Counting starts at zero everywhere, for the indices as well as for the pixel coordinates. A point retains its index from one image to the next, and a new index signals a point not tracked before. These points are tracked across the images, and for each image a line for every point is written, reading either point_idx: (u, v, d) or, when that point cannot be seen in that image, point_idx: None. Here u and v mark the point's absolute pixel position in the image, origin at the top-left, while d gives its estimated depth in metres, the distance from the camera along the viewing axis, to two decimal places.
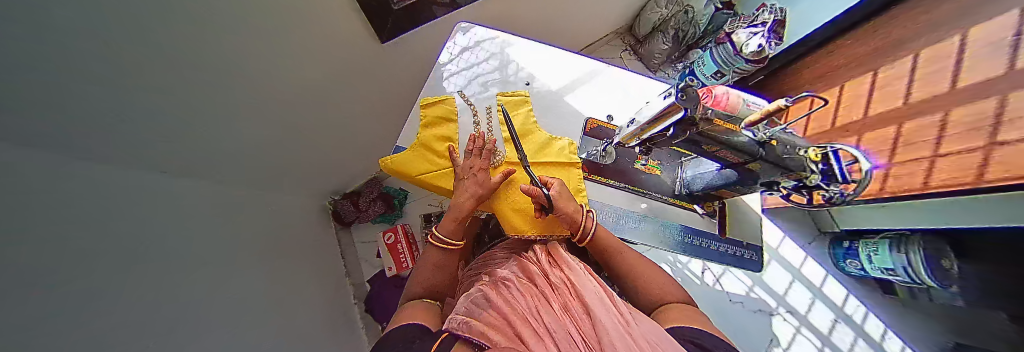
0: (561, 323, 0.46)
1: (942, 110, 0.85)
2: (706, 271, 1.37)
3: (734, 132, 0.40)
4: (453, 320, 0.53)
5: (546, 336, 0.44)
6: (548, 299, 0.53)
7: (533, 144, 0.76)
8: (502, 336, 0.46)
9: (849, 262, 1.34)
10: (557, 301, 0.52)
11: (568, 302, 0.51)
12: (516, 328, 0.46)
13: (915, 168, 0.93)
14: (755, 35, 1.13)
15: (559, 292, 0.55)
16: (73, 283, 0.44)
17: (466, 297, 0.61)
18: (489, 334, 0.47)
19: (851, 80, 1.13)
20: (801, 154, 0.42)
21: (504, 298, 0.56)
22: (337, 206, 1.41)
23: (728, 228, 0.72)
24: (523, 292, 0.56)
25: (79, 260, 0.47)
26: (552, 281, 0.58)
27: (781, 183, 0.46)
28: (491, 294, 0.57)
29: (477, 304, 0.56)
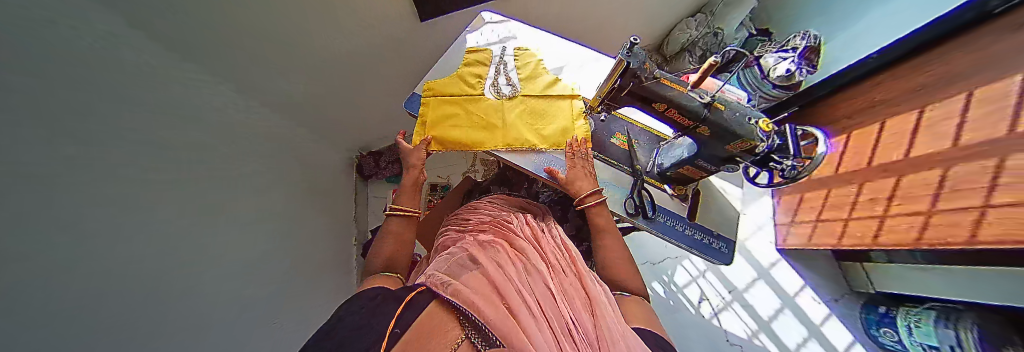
0: (556, 307, 0.43)
1: (999, 154, 0.73)
2: (703, 302, 1.29)
3: (682, 94, 0.45)
4: (433, 277, 0.46)
5: (541, 317, 0.40)
6: (543, 280, 0.48)
7: (543, 82, 0.76)
8: (495, 302, 0.40)
9: (884, 332, 1.14)
10: (555, 286, 0.48)
11: (567, 289, 0.49)
12: (509, 298, 0.41)
13: (959, 219, 0.81)
14: (784, 60, 1.13)
15: (559, 276, 0.52)
16: (193, 146, 0.62)
17: (447, 258, 0.55)
18: (478, 303, 0.39)
19: (894, 116, 1.05)
20: (750, 123, 0.44)
21: (493, 262, 0.51)
22: (359, 160, 1.43)
23: (697, 213, 0.63)
24: (521, 266, 0.51)
25: (204, 140, 0.65)
26: (548, 263, 0.55)
27: (738, 157, 0.48)
28: (479, 258, 0.52)
29: (462, 265, 0.51)
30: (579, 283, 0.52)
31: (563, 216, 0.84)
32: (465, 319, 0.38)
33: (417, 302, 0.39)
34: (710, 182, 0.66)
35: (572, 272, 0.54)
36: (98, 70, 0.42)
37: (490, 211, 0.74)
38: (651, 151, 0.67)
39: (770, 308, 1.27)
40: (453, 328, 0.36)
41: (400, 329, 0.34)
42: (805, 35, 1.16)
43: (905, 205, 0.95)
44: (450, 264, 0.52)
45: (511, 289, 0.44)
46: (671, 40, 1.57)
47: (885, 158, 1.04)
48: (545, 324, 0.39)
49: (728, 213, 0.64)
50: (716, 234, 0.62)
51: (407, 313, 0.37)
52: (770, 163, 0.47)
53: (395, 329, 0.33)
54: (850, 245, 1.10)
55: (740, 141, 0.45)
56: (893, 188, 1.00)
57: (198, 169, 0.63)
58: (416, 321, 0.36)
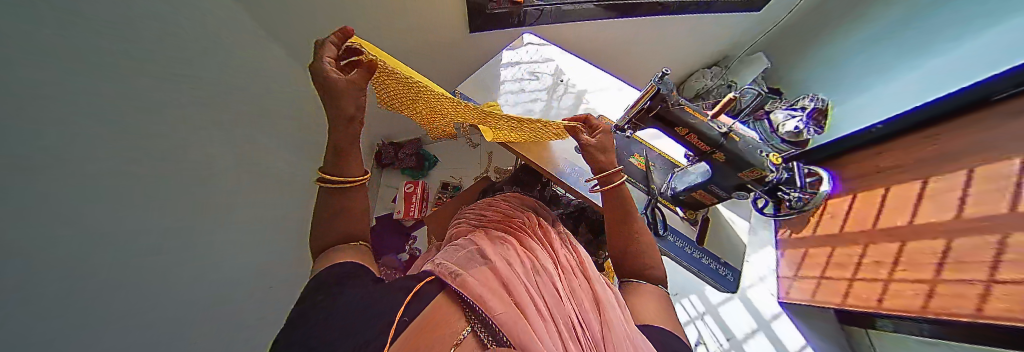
0: (562, 306, 0.41)
1: (998, 230, 0.76)
2: (698, 344, 1.26)
3: (702, 121, 0.50)
4: (441, 267, 0.46)
5: (547, 316, 0.39)
6: (549, 277, 0.47)
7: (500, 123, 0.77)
8: (500, 296, 0.40)
9: None
10: (560, 283, 0.47)
11: (571, 285, 0.47)
12: (515, 294, 0.41)
13: (964, 291, 0.81)
14: (793, 117, 1.21)
15: (564, 272, 0.50)
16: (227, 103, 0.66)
17: (456, 249, 0.55)
18: (486, 299, 0.38)
19: (898, 185, 1.10)
20: (763, 155, 0.50)
21: (501, 258, 0.50)
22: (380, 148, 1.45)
23: (706, 238, 0.66)
24: (527, 263, 0.50)
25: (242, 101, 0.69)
26: (555, 261, 0.53)
27: (749, 186, 0.53)
28: (487, 252, 0.52)
29: (471, 258, 0.50)
30: (585, 281, 0.49)
31: (574, 227, 0.87)
32: (471, 312, 0.37)
33: (428, 293, 0.39)
34: (719, 212, 0.71)
35: (578, 271, 0.52)
36: (136, 14, 0.46)
37: (500, 209, 0.74)
38: (666, 176, 0.71)
39: None
40: (457, 320, 0.36)
41: (408, 317, 0.35)
42: (814, 97, 1.26)
43: (911, 271, 0.96)
44: (458, 256, 0.51)
45: (517, 284, 0.43)
46: (687, 86, 1.72)
47: (890, 222, 1.07)
48: (551, 323, 0.38)
49: (735, 244, 0.67)
50: (723, 262, 0.65)
51: (417, 302, 0.37)
52: (777, 193, 0.52)
53: (403, 318, 0.34)
54: (853, 306, 1.08)
55: (751, 170, 0.50)
56: (897, 254, 1.01)
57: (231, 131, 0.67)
58: (423, 312, 0.37)
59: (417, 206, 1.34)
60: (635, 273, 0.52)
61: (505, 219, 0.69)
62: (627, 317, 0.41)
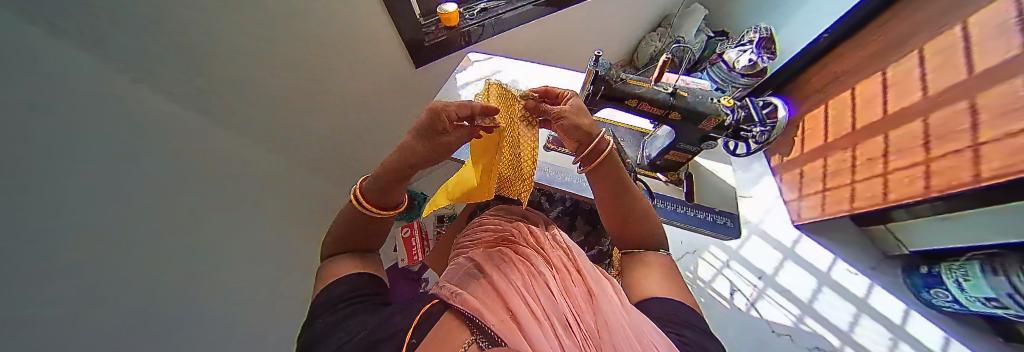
0: (556, 305, 0.41)
1: (968, 97, 0.78)
2: (735, 294, 1.24)
3: (647, 89, 0.52)
4: (444, 288, 0.47)
5: (543, 318, 0.38)
6: (544, 282, 0.46)
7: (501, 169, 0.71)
8: (496, 310, 0.40)
9: (935, 294, 1.09)
10: (554, 284, 0.46)
11: (566, 284, 0.46)
12: (511, 304, 0.41)
13: (958, 161, 0.82)
14: (745, 52, 1.23)
15: (560, 273, 0.49)
16: None
17: (458, 269, 0.56)
18: (483, 312, 0.39)
19: (860, 81, 1.11)
20: (714, 102, 0.51)
21: (496, 271, 0.50)
22: None
23: (696, 193, 0.67)
24: (521, 270, 0.50)
25: None
26: (549, 263, 0.53)
27: (713, 134, 0.54)
28: (485, 266, 0.53)
29: (470, 276, 0.51)
30: (579, 276, 0.48)
31: (569, 223, 0.87)
32: (472, 324, 0.38)
33: (435, 313, 0.41)
34: (698, 164, 0.72)
35: (571, 268, 0.51)
36: (83, 171, 0.45)
37: (491, 222, 0.74)
38: (638, 146, 0.73)
39: (807, 289, 1.23)
40: (460, 334, 0.37)
41: (417, 339, 0.37)
42: (757, 28, 1.24)
43: (903, 158, 0.97)
44: (460, 275, 0.53)
45: (513, 294, 0.43)
46: (640, 53, 1.74)
47: (867, 118, 1.08)
48: (547, 324, 0.37)
49: (724, 191, 0.68)
50: (718, 210, 0.65)
51: (424, 325, 0.39)
52: (741, 133, 0.52)
53: (411, 339, 0.37)
54: (864, 207, 1.10)
55: (708, 120, 0.51)
56: (885, 146, 1.02)
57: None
58: (428, 333, 0.38)
59: (420, 249, 1.31)
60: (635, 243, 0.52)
61: (496, 232, 0.69)
62: (625, 303, 0.40)
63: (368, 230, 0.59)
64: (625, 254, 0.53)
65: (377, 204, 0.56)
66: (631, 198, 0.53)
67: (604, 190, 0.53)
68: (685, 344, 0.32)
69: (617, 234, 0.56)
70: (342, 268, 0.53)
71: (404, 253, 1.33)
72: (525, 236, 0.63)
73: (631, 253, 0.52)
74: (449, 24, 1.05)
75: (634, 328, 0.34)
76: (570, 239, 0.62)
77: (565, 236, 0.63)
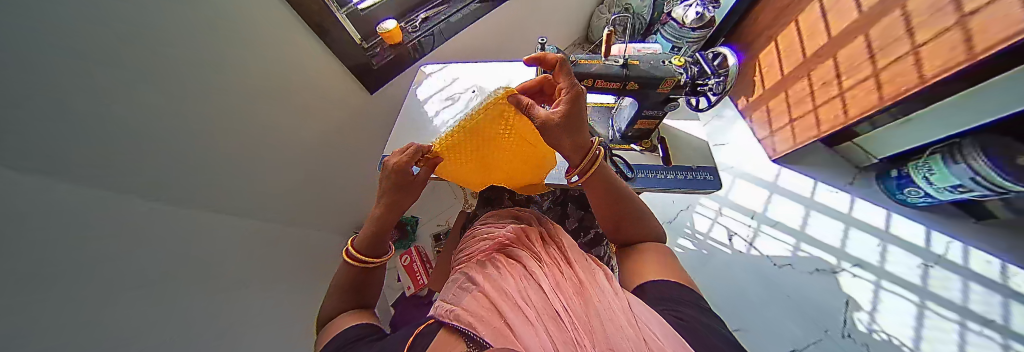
0: (548, 301, 0.39)
1: (897, 6, 0.83)
2: (734, 239, 1.28)
3: (601, 65, 0.51)
4: (440, 307, 0.45)
5: (534, 315, 0.37)
6: (536, 282, 0.45)
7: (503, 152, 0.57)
8: (491, 319, 0.38)
9: (909, 193, 1.17)
10: (545, 281, 0.45)
11: (559, 279, 0.45)
12: (502, 309, 0.39)
13: (904, 66, 0.87)
14: (691, 7, 1.24)
15: (552, 269, 0.49)
16: (211, 291, 0.61)
17: (455, 284, 0.54)
18: (478, 326, 0.37)
19: (801, 10, 1.14)
20: (666, 65, 0.51)
21: (490, 278, 0.49)
22: None
23: (673, 154, 0.67)
24: (512, 274, 0.48)
25: (220, 280, 0.64)
26: (539, 262, 0.51)
27: (674, 96, 0.54)
28: (477, 276, 0.50)
29: (463, 289, 0.49)
30: (570, 269, 0.48)
31: (561, 213, 0.86)
32: (469, 338, 0.36)
33: (431, 332, 0.40)
34: (667, 126, 0.73)
35: (562, 262, 0.50)
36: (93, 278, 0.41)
37: (483, 230, 0.73)
38: (607, 121, 0.73)
39: (796, 217, 1.28)
40: (456, 347, 0.35)
41: None
42: None
43: (855, 73, 1.01)
44: (455, 290, 0.51)
45: (507, 300, 0.42)
46: (593, 28, 1.73)
47: (814, 45, 1.12)
48: (540, 321, 0.36)
49: (700, 146, 0.69)
50: (697, 167, 0.66)
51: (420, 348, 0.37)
52: (699, 88, 0.52)
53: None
54: (830, 129, 1.14)
55: (665, 82, 0.51)
56: (835, 67, 1.07)
57: (236, 312, 0.65)
58: (427, 349, 0.37)
59: (424, 272, 1.29)
60: (629, 240, 0.52)
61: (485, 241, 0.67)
62: (619, 290, 0.39)
63: (366, 279, 0.54)
64: (622, 248, 0.53)
65: (371, 254, 0.54)
66: (624, 201, 0.51)
67: (598, 201, 0.52)
68: (681, 321, 0.32)
69: (607, 228, 0.55)
70: (337, 322, 0.48)
71: (410, 281, 1.29)
72: (513, 240, 0.61)
73: (624, 249, 0.53)
74: (393, 41, 1.02)
75: (627, 313, 0.33)
76: (559, 233, 0.62)
77: (553, 232, 0.62)
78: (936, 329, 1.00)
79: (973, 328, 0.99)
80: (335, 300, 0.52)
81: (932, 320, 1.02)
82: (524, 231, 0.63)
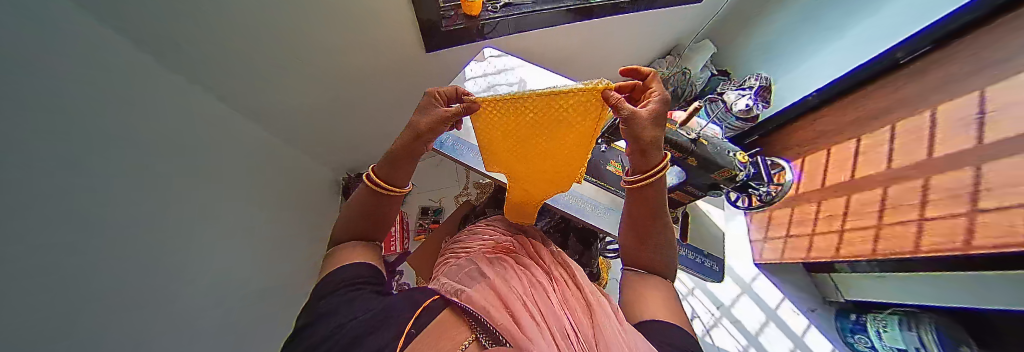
0: (556, 314, 0.39)
1: (922, 176, 0.89)
2: (694, 319, 1.34)
3: (671, 129, 0.52)
4: (445, 286, 0.45)
5: (543, 322, 0.37)
6: (546, 292, 0.45)
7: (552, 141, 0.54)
8: (500, 310, 0.38)
9: (858, 339, 1.25)
10: (553, 295, 0.45)
11: (566, 298, 0.45)
12: (512, 306, 0.39)
13: (904, 231, 0.93)
14: (744, 96, 1.30)
15: (560, 286, 0.49)
16: None
17: (458, 270, 0.54)
18: (487, 312, 0.37)
19: (838, 143, 1.22)
20: (729, 155, 0.52)
21: (499, 275, 0.49)
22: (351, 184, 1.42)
23: (689, 233, 0.69)
24: (522, 278, 0.48)
25: None
26: (550, 275, 0.52)
27: (722, 186, 0.56)
28: (487, 269, 0.50)
29: (470, 277, 0.49)
30: (577, 292, 0.48)
31: (562, 241, 0.86)
32: (475, 322, 0.36)
33: (435, 308, 0.39)
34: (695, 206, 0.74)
35: (570, 283, 0.51)
36: None
37: (491, 230, 0.72)
38: None
39: (756, 322, 1.35)
40: (461, 331, 0.35)
41: (417, 330, 0.35)
42: (758, 76, 1.32)
43: (860, 218, 1.07)
44: (459, 275, 0.51)
45: (515, 299, 0.42)
46: None
47: (836, 178, 1.19)
48: (547, 329, 0.36)
49: (716, 236, 0.71)
50: (710, 254, 0.68)
51: (425, 317, 0.37)
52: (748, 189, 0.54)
53: (412, 329, 0.35)
54: (818, 257, 1.21)
55: (722, 171, 0.52)
56: (846, 205, 1.13)
57: None
58: (431, 323, 0.37)
59: (399, 240, 1.26)
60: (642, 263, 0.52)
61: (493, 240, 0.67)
62: (624, 320, 0.40)
63: (384, 209, 0.54)
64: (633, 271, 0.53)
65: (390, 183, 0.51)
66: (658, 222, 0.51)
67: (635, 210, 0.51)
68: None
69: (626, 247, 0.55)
70: (344, 253, 0.49)
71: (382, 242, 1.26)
72: (523, 250, 0.62)
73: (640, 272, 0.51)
74: (471, 13, 0.99)
75: (631, 344, 0.33)
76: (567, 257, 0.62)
77: (563, 253, 0.63)
78: None
79: None
80: (350, 230, 0.53)
81: None
82: (536, 245, 0.64)
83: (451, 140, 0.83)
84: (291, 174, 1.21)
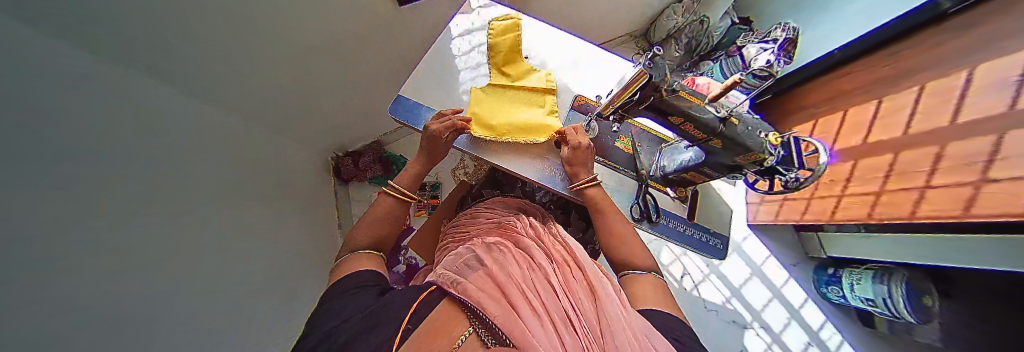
0: (556, 300, 0.37)
1: (939, 143, 0.85)
2: (684, 276, 1.44)
3: (697, 107, 0.44)
4: (441, 276, 0.43)
5: (542, 309, 0.34)
6: (545, 275, 0.42)
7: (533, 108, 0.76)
8: (498, 297, 0.35)
9: (831, 289, 1.36)
10: (553, 278, 0.42)
11: (566, 280, 0.42)
12: (510, 293, 0.37)
13: (904, 198, 0.93)
14: (766, 50, 1.18)
15: (560, 268, 0.46)
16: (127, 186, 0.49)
17: (455, 258, 0.51)
18: (484, 299, 0.34)
19: (855, 105, 1.16)
20: (761, 137, 0.46)
21: (497, 261, 0.46)
22: (338, 163, 1.46)
23: (695, 213, 0.69)
24: (520, 262, 0.45)
25: None
26: (547, 256, 0.49)
27: (744, 168, 0.52)
28: (483, 256, 0.47)
29: (468, 265, 0.46)
30: (578, 271, 0.45)
31: (564, 217, 0.84)
32: (472, 312, 0.34)
33: (432, 301, 0.38)
34: (707, 186, 0.72)
35: (570, 262, 0.47)
36: None
37: (490, 215, 0.69)
38: (654, 155, 0.70)
39: (741, 277, 1.45)
40: (457, 322, 0.33)
41: (413, 326, 0.34)
42: (785, 26, 1.17)
43: (862, 184, 1.07)
44: (457, 263, 0.48)
45: (514, 283, 0.39)
46: (659, 26, 1.57)
47: (847, 143, 1.16)
48: (548, 316, 0.33)
49: (722, 213, 0.71)
50: (713, 232, 0.69)
51: (422, 311, 0.36)
52: (773, 173, 0.50)
53: (407, 326, 0.33)
54: (812, 220, 1.24)
55: (750, 155, 0.48)
56: (852, 170, 1.12)
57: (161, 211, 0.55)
58: (425, 319, 0.35)
59: None
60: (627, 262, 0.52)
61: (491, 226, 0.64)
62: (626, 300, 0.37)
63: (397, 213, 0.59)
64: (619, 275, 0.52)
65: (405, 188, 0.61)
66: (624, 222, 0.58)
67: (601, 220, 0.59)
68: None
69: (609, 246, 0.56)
70: (350, 261, 0.48)
71: None
72: (521, 231, 0.59)
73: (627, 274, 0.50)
74: None
75: (636, 332, 0.30)
76: (567, 236, 0.59)
77: (563, 234, 0.59)
78: None
79: None
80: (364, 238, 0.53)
81: None
82: (533, 226, 0.60)
83: (441, 119, 0.74)
84: (280, 158, 1.13)
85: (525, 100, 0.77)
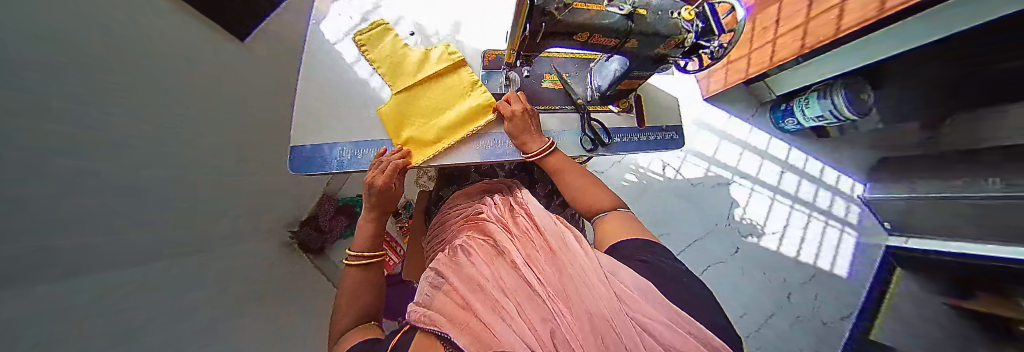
0: (526, 281, 0.36)
1: None
2: (666, 169, 1.49)
3: (600, 14, 0.39)
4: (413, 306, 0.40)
5: (511, 299, 0.33)
6: (512, 259, 0.41)
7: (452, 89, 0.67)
8: (468, 310, 0.34)
9: (787, 121, 1.47)
10: (520, 257, 0.40)
11: (533, 253, 0.40)
12: (479, 298, 0.35)
13: (826, 17, 0.94)
14: None
15: (526, 241, 0.44)
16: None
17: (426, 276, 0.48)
18: (453, 321, 0.32)
19: None
20: (673, 18, 0.42)
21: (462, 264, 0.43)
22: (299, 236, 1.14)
23: (646, 116, 0.68)
24: (484, 256, 0.43)
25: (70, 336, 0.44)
26: (510, 235, 0.47)
27: (671, 54, 0.49)
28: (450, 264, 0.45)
29: (437, 282, 0.43)
30: (542, 237, 0.43)
31: (530, 177, 0.83)
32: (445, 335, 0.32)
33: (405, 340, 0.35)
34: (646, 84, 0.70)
35: (534, 230, 0.46)
36: None
37: (454, 214, 0.65)
38: (584, 78, 0.68)
39: (712, 146, 1.54)
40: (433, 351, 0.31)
41: None
42: None
43: (789, 18, 1.07)
44: (427, 282, 0.46)
45: (483, 283, 0.37)
46: None
47: None
48: (518, 305, 0.32)
49: (669, 104, 0.70)
50: (665, 127, 0.69)
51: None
52: (698, 49, 0.47)
53: None
54: (755, 72, 1.27)
55: (668, 41, 0.44)
56: (777, 8, 1.12)
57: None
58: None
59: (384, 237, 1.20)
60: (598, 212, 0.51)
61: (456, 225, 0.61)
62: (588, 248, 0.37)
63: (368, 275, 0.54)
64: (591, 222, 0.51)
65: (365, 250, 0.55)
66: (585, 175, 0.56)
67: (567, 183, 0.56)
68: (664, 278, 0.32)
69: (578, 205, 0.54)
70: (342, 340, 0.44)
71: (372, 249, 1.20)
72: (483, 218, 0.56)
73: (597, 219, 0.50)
74: None
75: (607, 287, 0.30)
76: (529, 200, 0.57)
77: (525, 200, 0.57)
78: (779, 214, 1.48)
79: (797, 208, 1.48)
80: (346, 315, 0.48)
81: (778, 208, 1.48)
82: (494, 206, 0.58)
83: (350, 151, 0.65)
84: None
85: (441, 91, 0.67)
